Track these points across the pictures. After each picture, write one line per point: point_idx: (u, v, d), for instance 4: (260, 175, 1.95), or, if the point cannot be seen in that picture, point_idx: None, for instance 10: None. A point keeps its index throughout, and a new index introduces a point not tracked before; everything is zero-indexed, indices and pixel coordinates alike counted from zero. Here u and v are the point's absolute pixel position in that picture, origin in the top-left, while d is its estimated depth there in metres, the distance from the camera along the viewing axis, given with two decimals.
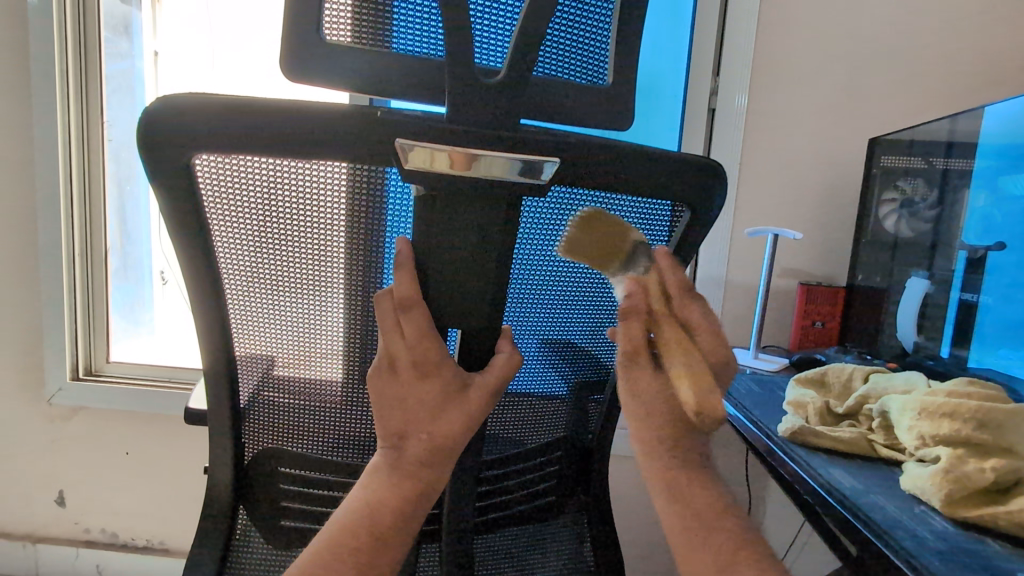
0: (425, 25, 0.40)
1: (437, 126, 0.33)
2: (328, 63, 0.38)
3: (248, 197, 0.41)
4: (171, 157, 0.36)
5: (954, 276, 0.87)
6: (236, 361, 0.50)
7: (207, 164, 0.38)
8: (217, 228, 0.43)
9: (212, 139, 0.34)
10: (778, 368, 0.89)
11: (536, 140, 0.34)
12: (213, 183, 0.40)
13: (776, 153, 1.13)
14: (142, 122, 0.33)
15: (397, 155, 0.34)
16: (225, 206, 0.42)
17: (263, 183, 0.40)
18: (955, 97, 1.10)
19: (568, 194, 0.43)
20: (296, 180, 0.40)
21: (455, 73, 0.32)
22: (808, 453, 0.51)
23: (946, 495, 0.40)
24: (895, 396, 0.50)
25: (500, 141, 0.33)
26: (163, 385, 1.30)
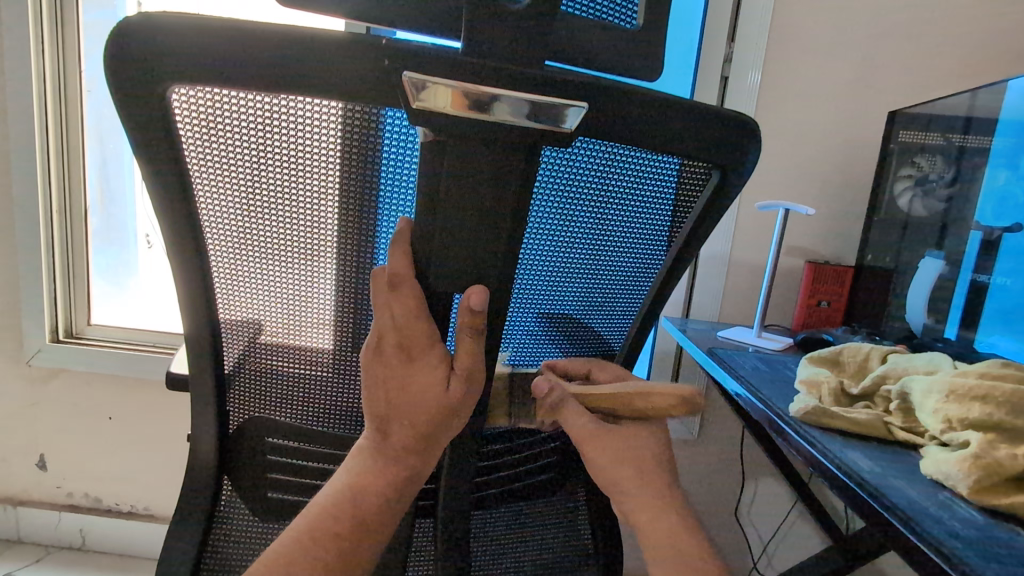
0: None
1: (451, 59, 0.29)
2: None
3: (234, 139, 0.37)
4: (145, 87, 0.31)
5: (965, 257, 0.85)
6: (222, 321, 0.47)
7: (187, 99, 0.34)
8: (201, 175, 0.39)
9: (192, 65, 0.30)
10: (782, 347, 0.87)
11: (559, 80, 0.31)
12: (196, 122, 0.36)
13: (788, 128, 1.09)
14: (111, 43, 0.29)
15: (406, 90, 0.30)
16: (211, 150, 0.38)
17: (251, 124, 0.37)
18: (975, 72, 1.06)
19: (597, 143, 0.39)
20: (289, 122, 0.36)
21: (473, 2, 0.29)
22: (821, 433, 0.49)
23: (975, 481, 0.38)
24: (919, 377, 0.47)
25: (514, 77, 0.29)
26: (149, 350, 1.26)
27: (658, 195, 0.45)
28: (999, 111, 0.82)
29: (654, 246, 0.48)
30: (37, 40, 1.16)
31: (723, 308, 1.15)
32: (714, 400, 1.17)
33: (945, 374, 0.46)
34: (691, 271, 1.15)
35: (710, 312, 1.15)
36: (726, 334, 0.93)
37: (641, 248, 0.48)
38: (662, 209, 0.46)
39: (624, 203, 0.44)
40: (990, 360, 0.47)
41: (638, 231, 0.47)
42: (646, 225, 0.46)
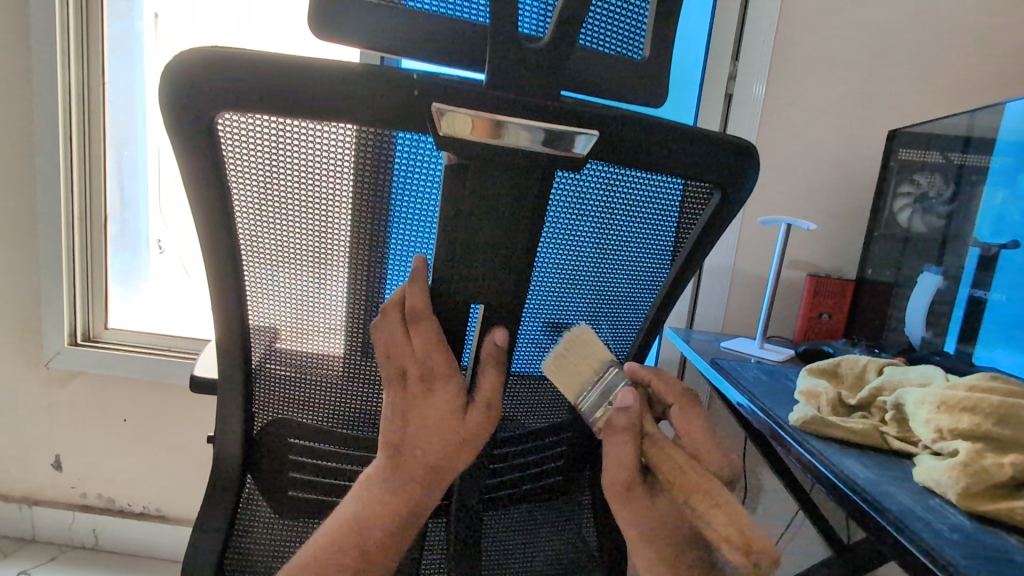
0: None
1: (474, 92, 0.32)
2: (360, 24, 0.37)
3: (271, 160, 0.40)
4: (195, 111, 0.35)
5: (964, 272, 0.87)
6: (251, 328, 0.49)
7: (231, 123, 0.37)
8: (239, 193, 0.42)
9: (237, 95, 0.33)
10: (784, 359, 0.88)
11: (575, 111, 0.33)
12: (238, 142, 0.39)
13: (791, 144, 1.12)
14: (168, 73, 0.33)
15: (432, 118, 0.33)
16: (249, 168, 0.41)
17: (288, 146, 0.39)
18: (973, 92, 1.08)
19: (604, 168, 0.42)
20: (325, 145, 0.39)
21: (497, 41, 0.31)
22: (819, 443, 0.51)
23: (963, 488, 0.40)
24: (911, 388, 0.49)
25: (523, 108, 0.32)
26: (164, 354, 1.29)
27: (663, 214, 0.47)
28: (996, 131, 0.84)
29: (659, 260, 0.51)
30: (63, 51, 1.20)
31: (727, 319, 1.17)
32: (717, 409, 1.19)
33: (937, 385, 0.48)
34: (697, 279, 1.17)
35: (714, 322, 1.17)
36: (729, 345, 0.95)
37: (646, 263, 0.51)
38: (667, 226, 0.48)
39: (631, 222, 0.47)
40: (980, 373, 0.49)
41: (644, 248, 0.49)
42: (651, 240, 0.49)
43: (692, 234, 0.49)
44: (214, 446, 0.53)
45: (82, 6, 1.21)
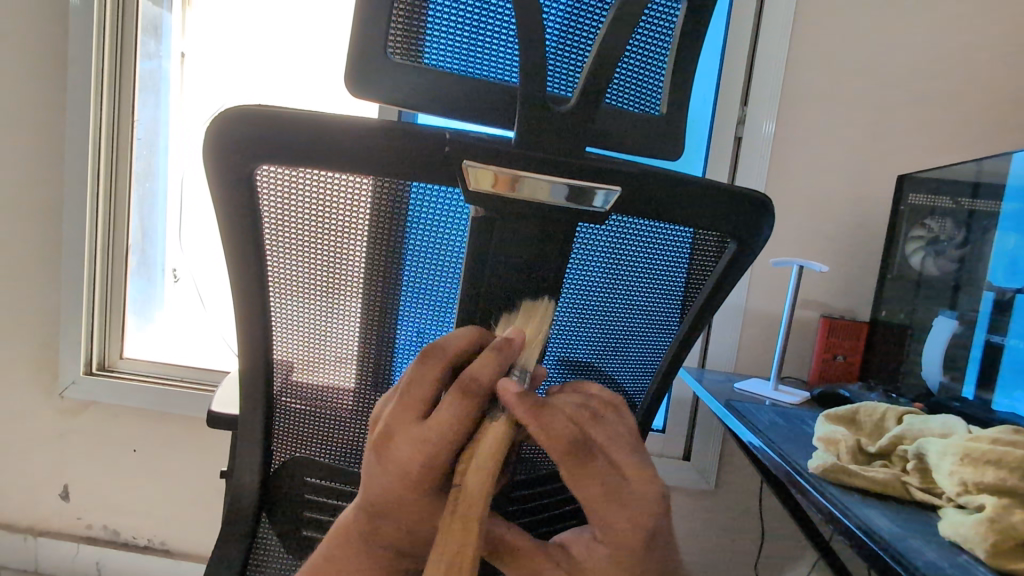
0: (499, 49, 0.41)
1: (504, 151, 0.33)
2: (392, 85, 0.40)
3: (304, 208, 0.41)
4: (237, 162, 0.36)
5: (980, 317, 0.86)
6: (275, 366, 0.50)
7: (270, 174, 0.39)
8: (272, 237, 0.43)
9: (278, 149, 0.35)
10: (799, 402, 0.88)
11: (598, 166, 0.34)
12: (275, 191, 0.40)
13: (801, 185, 1.13)
14: (216, 127, 0.35)
15: (462, 175, 0.35)
16: (283, 215, 0.42)
17: (322, 195, 0.41)
18: (980, 138, 1.10)
19: (626, 222, 0.43)
20: (357, 195, 0.41)
21: (527, 101, 0.32)
22: (840, 492, 0.51)
23: (991, 545, 0.39)
24: (933, 439, 0.49)
25: (545, 163, 0.33)
26: (177, 384, 1.30)
27: (681, 262, 0.48)
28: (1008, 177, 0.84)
29: (676, 305, 0.52)
30: (96, 91, 1.24)
31: (739, 358, 1.17)
32: (730, 449, 1.17)
33: (959, 436, 0.47)
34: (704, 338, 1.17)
35: (726, 361, 1.16)
36: (742, 386, 0.95)
37: (663, 307, 0.51)
38: (684, 274, 0.49)
39: (649, 270, 0.48)
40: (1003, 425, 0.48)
41: (662, 294, 0.50)
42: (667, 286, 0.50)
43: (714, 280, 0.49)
44: (232, 485, 0.53)
45: (116, 48, 1.26)
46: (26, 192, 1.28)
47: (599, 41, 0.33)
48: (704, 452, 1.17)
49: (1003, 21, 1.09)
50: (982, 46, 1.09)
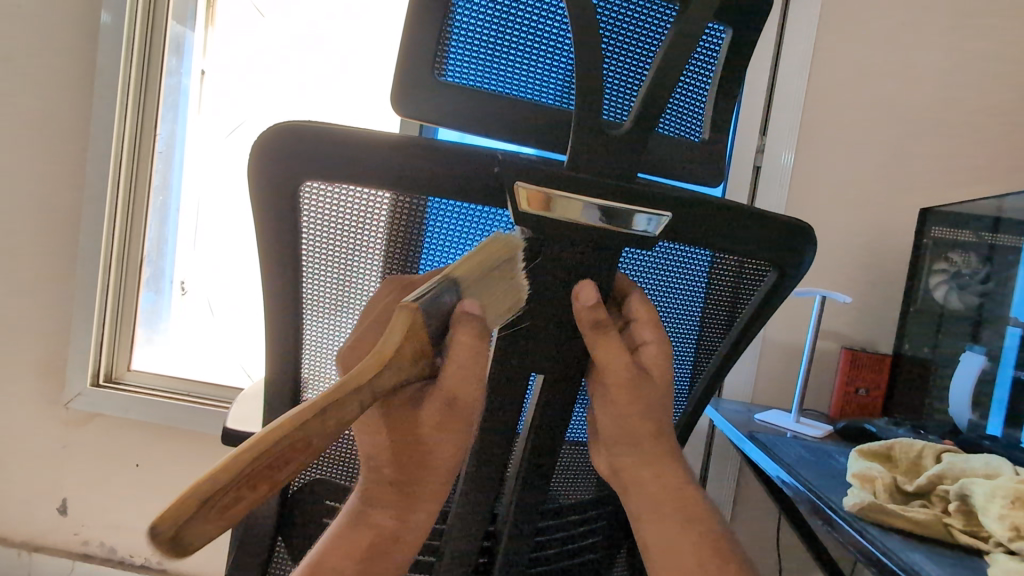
0: (556, 70, 0.41)
1: (550, 171, 0.33)
2: (439, 106, 0.39)
3: (346, 226, 0.41)
4: (280, 177, 0.36)
5: (1005, 351, 0.84)
6: (301, 386, 0.49)
7: (314, 191, 0.38)
8: (309, 255, 0.42)
9: (327, 167, 0.35)
10: (822, 435, 0.85)
11: (644, 190, 0.33)
12: (317, 209, 0.40)
13: (819, 216, 1.13)
14: (264, 142, 0.35)
15: (513, 196, 0.33)
16: (323, 233, 0.41)
17: (366, 213, 0.41)
18: (999, 173, 1.10)
19: (673, 248, 0.43)
20: (402, 214, 0.41)
21: (582, 125, 0.32)
22: (881, 533, 0.49)
23: None
24: (977, 479, 0.48)
25: (586, 186, 0.32)
26: (184, 399, 1.28)
27: (718, 291, 0.47)
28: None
29: (709, 335, 0.51)
30: (121, 103, 1.26)
31: (757, 389, 1.15)
32: (747, 482, 1.14)
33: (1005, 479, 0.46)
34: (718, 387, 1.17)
35: (743, 392, 1.15)
36: (763, 417, 0.93)
37: (697, 337, 0.50)
38: (721, 304, 0.48)
39: (686, 298, 0.47)
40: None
41: (697, 323, 0.49)
42: (698, 312, 0.49)
43: (737, 303, 0.48)
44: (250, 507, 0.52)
45: (143, 63, 1.28)
46: (45, 202, 1.29)
47: (657, 62, 0.32)
48: (721, 484, 1.14)
49: (1020, 58, 1.10)
50: (1000, 84, 1.10)
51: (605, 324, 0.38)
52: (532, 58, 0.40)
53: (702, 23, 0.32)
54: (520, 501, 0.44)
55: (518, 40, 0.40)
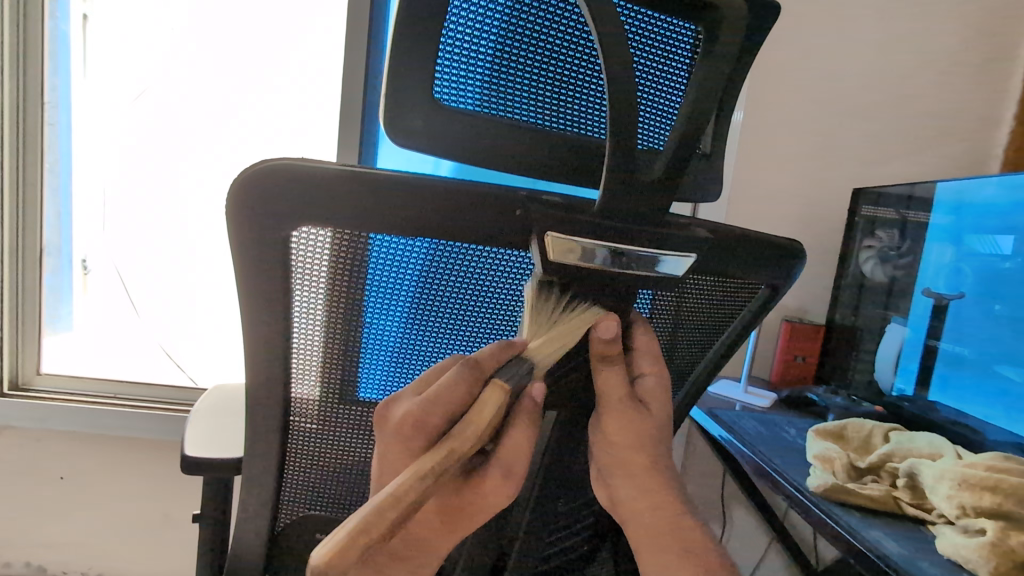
0: (588, 94, 0.36)
1: (574, 217, 0.30)
2: (438, 134, 0.34)
3: (341, 271, 0.37)
4: (265, 220, 0.32)
5: (915, 318, 0.98)
6: (290, 433, 0.45)
7: (306, 236, 0.35)
8: (300, 303, 0.38)
9: (322, 210, 0.32)
10: (768, 404, 0.92)
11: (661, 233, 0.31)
12: (309, 255, 0.36)
13: (765, 190, 1.16)
14: (243, 187, 0.30)
15: (543, 243, 0.32)
16: (316, 280, 0.37)
17: (365, 258, 0.37)
18: (924, 145, 1.17)
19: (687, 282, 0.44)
20: (408, 257, 0.37)
21: (613, 170, 0.29)
22: (841, 510, 0.54)
23: (993, 566, 0.43)
24: (926, 462, 0.54)
25: (610, 232, 0.30)
26: (109, 403, 1.15)
27: (714, 309, 0.48)
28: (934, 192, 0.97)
29: (700, 346, 0.51)
30: None
31: None
32: (696, 443, 1.22)
33: (953, 463, 0.52)
34: None
35: None
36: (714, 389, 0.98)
37: (690, 350, 0.51)
38: (715, 319, 0.49)
39: (683, 318, 0.47)
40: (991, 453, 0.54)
41: (691, 338, 0.50)
42: (691, 328, 0.49)
43: (678, 325, 0.48)
44: (234, 548, 0.48)
45: (17, 16, 1.08)
46: None
47: (687, 104, 0.30)
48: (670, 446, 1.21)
49: (946, 35, 1.14)
50: (932, 60, 1.15)
51: (612, 358, 0.37)
52: (551, 74, 0.36)
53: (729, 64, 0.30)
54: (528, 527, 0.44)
55: (531, 48, 0.35)
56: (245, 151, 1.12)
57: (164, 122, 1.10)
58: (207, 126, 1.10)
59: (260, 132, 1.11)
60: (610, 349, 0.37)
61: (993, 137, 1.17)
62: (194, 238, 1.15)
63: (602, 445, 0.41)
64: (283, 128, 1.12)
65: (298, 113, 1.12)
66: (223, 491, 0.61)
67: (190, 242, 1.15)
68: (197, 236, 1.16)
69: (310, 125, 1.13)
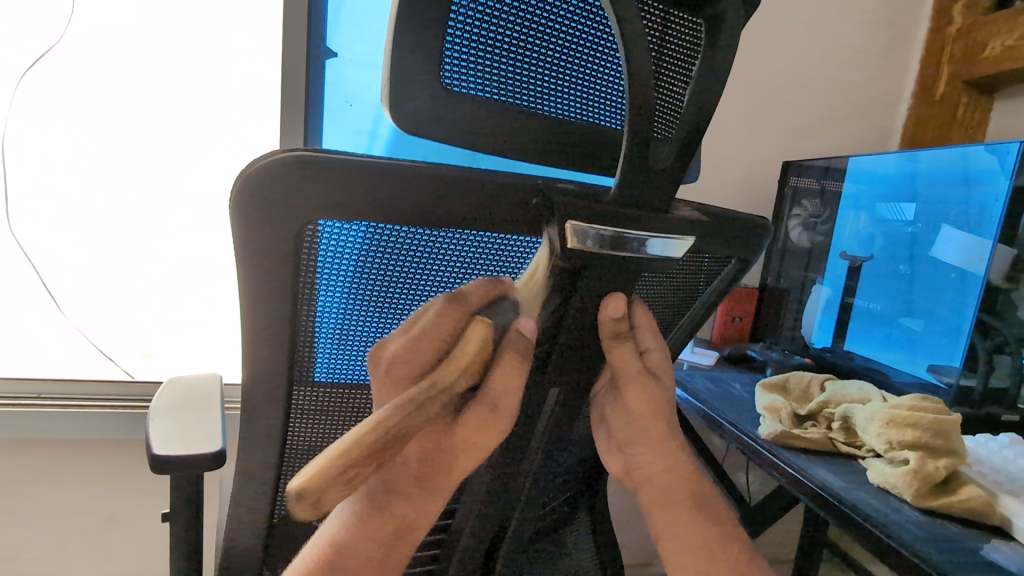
0: (612, 91, 0.38)
1: (590, 203, 0.30)
2: (449, 120, 0.34)
3: (348, 264, 0.36)
4: (281, 212, 0.30)
5: (831, 278, 1.12)
6: (290, 428, 0.43)
7: (316, 231, 0.33)
8: (304, 301, 0.36)
9: (340, 204, 0.30)
10: (713, 361, 1.01)
11: (668, 215, 0.32)
12: (317, 249, 0.34)
13: (710, 160, 1.22)
14: (257, 179, 0.28)
15: (565, 234, 0.30)
16: (321, 275, 0.36)
17: (373, 251, 0.36)
18: (842, 119, 1.28)
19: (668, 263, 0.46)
20: (420, 247, 0.36)
21: (633, 139, 0.30)
22: (790, 453, 0.62)
23: (915, 489, 0.52)
24: (858, 406, 0.63)
25: (623, 215, 0.30)
26: (30, 402, 1.00)
27: (690, 280, 0.51)
28: (849, 164, 1.08)
29: (674, 315, 0.55)
30: None
31: None
32: None
33: (879, 405, 0.61)
34: None
35: None
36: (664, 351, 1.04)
37: (665, 319, 0.55)
38: (689, 288, 0.52)
39: (665, 291, 0.50)
40: (910, 395, 0.62)
41: (669, 306, 0.53)
42: (668, 298, 0.52)
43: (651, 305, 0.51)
44: (224, 549, 0.46)
45: None
46: None
47: (694, 94, 0.32)
48: None
49: (863, 16, 1.24)
50: (850, 39, 1.25)
51: (623, 335, 0.38)
52: (559, 55, 0.36)
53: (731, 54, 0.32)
54: (531, 495, 0.46)
55: (543, 27, 0.35)
56: (185, 120, 1.01)
57: (82, 84, 0.97)
58: (140, 91, 0.99)
59: (202, 97, 1.01)
60: (621, 325, 0.37)
61: (894, 114, 1.31)
62: (128, 217, 1.03)
63: (615, 404, 0.45)
64: (224, 95, 1.02)
65: (245, 79, 1.02)
66: (191, 493, 0.56)
67: (121, 220, 1.03)
68: (126, 216, 1.03)
69: (256, 91, 1.03)
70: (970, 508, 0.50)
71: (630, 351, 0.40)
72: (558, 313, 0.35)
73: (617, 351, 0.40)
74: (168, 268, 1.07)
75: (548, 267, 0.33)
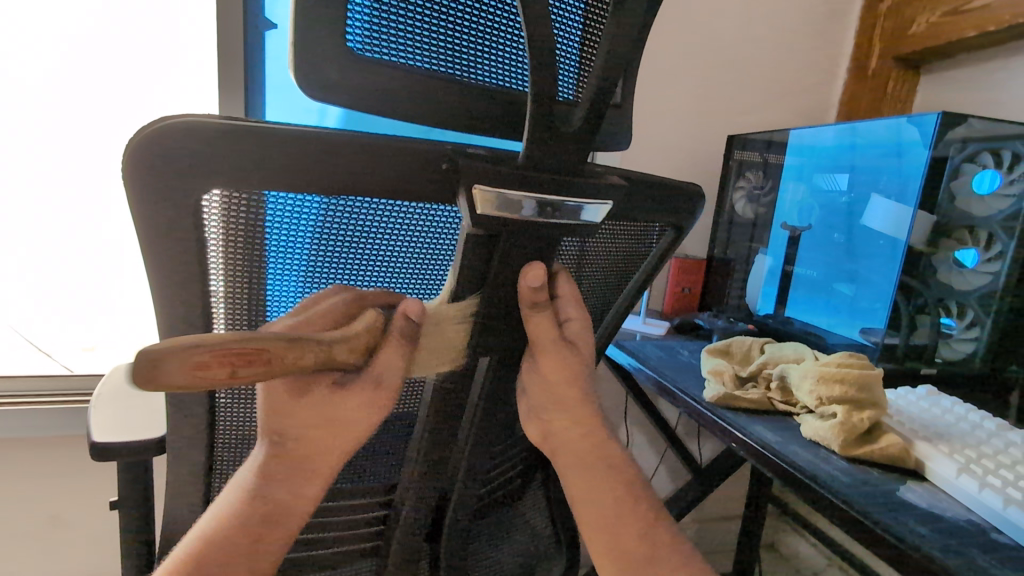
0: (514, 50, 0.37)
1: (505, 170, 0.31)
2: (364, 88, 0.33)
3: (260, 238, 0.34)
4: (177, 187, 0.28)
5: (774, 248, 1.17)
6: (216, 414, 0.41)
7: (216, 201, 0.31)
8: (216, 279, 0.35)
9: (243, 177, 0.28)
10: (664, 332, 1.04)
11: (585, 183, 0.33)
12: (222, 221, 0.32)
13: (656, 135, 1.24)
14: (148, 153, 0.26)
15: (470, 198, 0.31)
16: (233, 250, 0.34)
17: (287, 223, 0.34)
18: (780, 94, 1.32)
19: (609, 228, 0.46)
20: (337, 219, 0.35)
21: (538, 102, 0.30)
22: (731, 413, 0.65)
23: (841, 441, 0.56)
24: (794, 366, 0.67)
25: (536, 181, 0.31)
26: None
27: (629, 250, 0.52)
28: (789, 138, 1.12)
29: (616, 285, 0.56)
30: None
31: None
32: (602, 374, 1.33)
33: (812, 364, 0.65)
34: None
35: None
36: None
37: (608, 289, 0.56)
38: (629, 258, 0.53)
39: (605, 260, 0.51)
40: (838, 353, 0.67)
41: (609, 277, 0.54)
42: (609, 268, 0.53)
43: (593, 273, 0.51)
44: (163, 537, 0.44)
45: None
46: None
47: (602, 63, 0.32)
48: None
49: None
50: (787, 14, 1.28)
51: (541, 305, 0.38)
52: (472, 22, 0.35)
53: (640, 23, 0.32)
54: (474, 466, 0.46)
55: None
56: (116, 101, 0.95)
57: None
58: (63, 70, 0.92)
59: (133, 75, 0.95)
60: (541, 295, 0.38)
61: (830, 88, 1.35)
62: (57, 206, 0.97)
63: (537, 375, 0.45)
64: (156, 73, 0.96)
65: (180, 56, 0.96)
66: (132, 485, 0.54)
67: (48, 209, 0.96)
68: (54, 206, 0.97)
69: (192, 68, 0.97)
70: (887, 454, 0.55)
71: (550, 319, 0.40)
72: (482, 275, 0.36)
73: (536, 321, 0.40)
74: (103, 257, 1.01)
75: (466, 235, 0.34)
